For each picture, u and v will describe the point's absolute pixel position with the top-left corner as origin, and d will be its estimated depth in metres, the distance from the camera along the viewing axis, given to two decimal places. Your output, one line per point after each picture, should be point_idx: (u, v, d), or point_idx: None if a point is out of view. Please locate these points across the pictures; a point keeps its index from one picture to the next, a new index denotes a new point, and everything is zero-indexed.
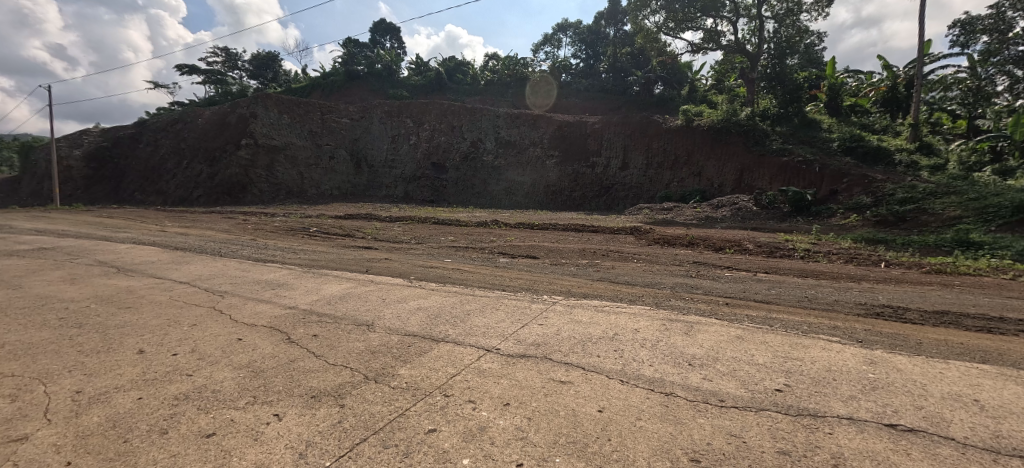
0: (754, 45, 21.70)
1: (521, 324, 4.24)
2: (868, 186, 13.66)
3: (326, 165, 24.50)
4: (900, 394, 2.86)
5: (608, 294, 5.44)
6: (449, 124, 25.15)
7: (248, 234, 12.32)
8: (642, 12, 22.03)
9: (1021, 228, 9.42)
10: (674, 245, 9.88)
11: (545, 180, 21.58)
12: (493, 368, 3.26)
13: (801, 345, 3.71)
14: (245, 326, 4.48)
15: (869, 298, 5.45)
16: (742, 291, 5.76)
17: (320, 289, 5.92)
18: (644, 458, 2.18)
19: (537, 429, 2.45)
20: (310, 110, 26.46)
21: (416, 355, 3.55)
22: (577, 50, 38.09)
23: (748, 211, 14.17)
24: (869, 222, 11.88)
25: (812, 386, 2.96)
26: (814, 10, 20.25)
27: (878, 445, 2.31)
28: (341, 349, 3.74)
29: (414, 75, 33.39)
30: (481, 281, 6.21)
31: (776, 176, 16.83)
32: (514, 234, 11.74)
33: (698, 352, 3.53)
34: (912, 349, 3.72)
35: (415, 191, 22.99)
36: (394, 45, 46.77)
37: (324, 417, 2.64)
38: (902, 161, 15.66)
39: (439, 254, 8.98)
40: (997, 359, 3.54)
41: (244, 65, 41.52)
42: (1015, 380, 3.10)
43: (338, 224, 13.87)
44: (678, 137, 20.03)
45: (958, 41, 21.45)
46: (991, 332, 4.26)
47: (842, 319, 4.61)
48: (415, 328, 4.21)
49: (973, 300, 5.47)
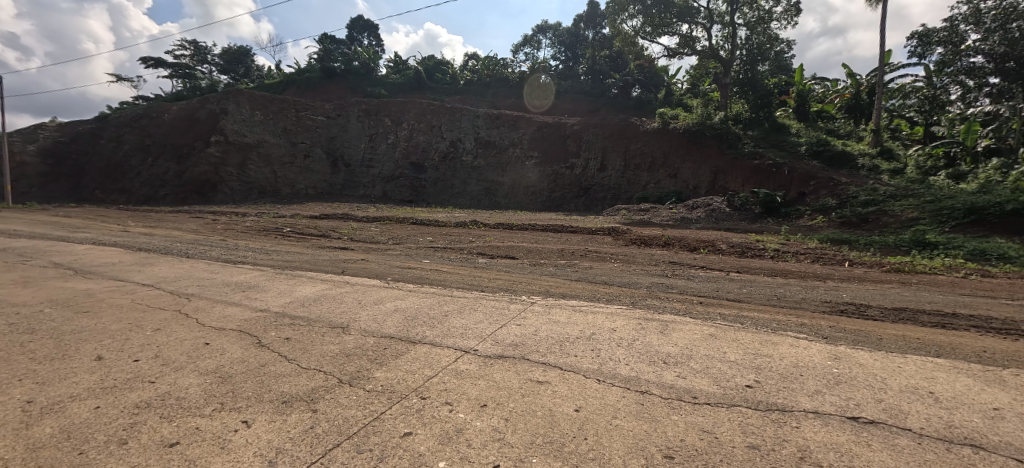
0: (727, 50, 22.32)
1: (499, 324, 4.24)
2: (834, 189, 14.26)
3: (301, 164, 23.90)
4: (862, 388, 2.99)
5: (586, 294, 5.49)
6: (428, 124, 24.97)
7: (218, 234, 11.93)
8: (620, 17, 22.40)
9: (972, 230, 10.00)
10: (650, 245, 10.06)
11: (525, 180, 21.63)
12: (470, 369, 3.24)
13: (769, 342, 3.83)
14: (212, 330, 4.31)
15: (834, 296, 5.68)
16: (715, 290, 5.91)
17: (293, 291, 5.76)
18: (620, 456, 2.20)
19: (514, 429, 2.45)
20: (284, 107, 25.83)
21: (393, 357, 3.49)
22: (556, 52, 38.42)
23: (721, 211, 14.57)
24: (834, 223, 12.39)
25: (781, 382, 3.05)
26: (783, 18, 20.98)
27: (841, 437, 2.40)
28: (314, 353, 3.65)
29: (392, 74, 33.00)
30: (459, 281, 6.19)
31: (748, 178, 17.33)
32: (494, 234, 11.76)
33: (673, 350, 3.59)
34: (874, 344, 3.89)
35: (394, 190, 22.67)
36: (372, 42, 46.06)
37: (295, 423, 2.57)
38: (865, 165, 16.37)
39: (417, 254, 8.89)
40: (950, 353, 3.74)
41: (214, 59, 40.10)
42: (967, 373, 3.28)
43: (313, 224, 13.58)
44: (655, 140, 20.44)
45: (916, 51, 22.57)
46: (945, 327, 4.50)
47: (809, 316, 4.79)
48: (392, 330, 4.14)
49: (929, 297, 5.77)
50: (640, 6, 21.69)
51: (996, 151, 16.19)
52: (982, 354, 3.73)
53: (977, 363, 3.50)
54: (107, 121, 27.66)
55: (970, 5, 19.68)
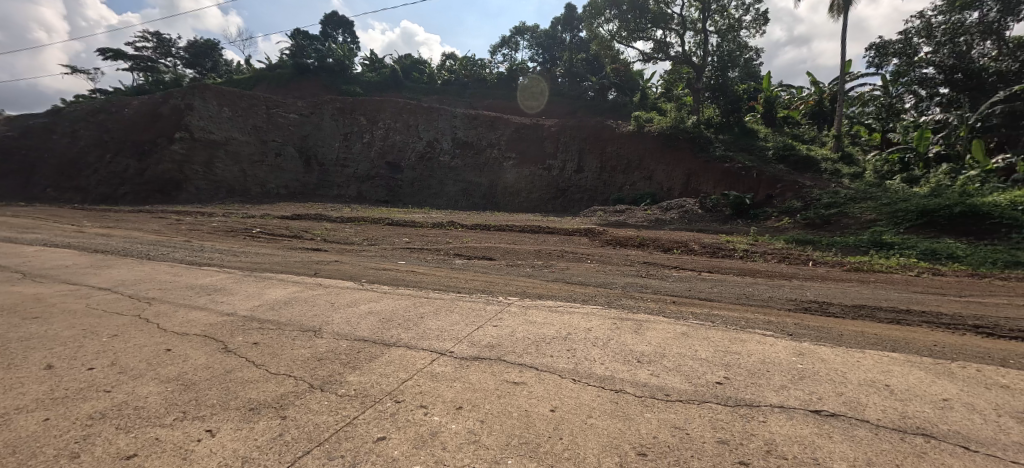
0: (699, 57, 22.89)
1: (476, 325, 4.22)
2: (799, 192, 14.86)
3: (272, 163, 23.15)
4: (825, 383, 3.12)
5: (563, 294, 5.54)
6: (405, 123, 24.67)
7: (182, 235, 11.46)
8: (597, 21, 22.77)
9: (924, 232, 10.62)
10: (626, 246, 10.22)
11: (502, 181, 21.63)
12: (446, 372, 3.21)
13: (739, 339, 3.96)
14: (174, 336, 4.12)
15: (798, 294, 5.92)
16: (687, 290, 6.05)
17: (262, 294, 5.57)
18: (595, 455, 2.22)
19: (490, 431, 2.44)
20: (254, 103, 25.06)
21: (367, 360, 3.42)
22: (534, 54, 38.66)
23: (694, 213, 14.97)
24: (799, 224, 12.88)
25: (749, 378, 3.16)
26: (752, 27, 21.71)
27: (805, 430, 2.50)
28: (284, 357, 3.54)
29: (368, 71, 32.37)
30: (435, 283, 6.11)
31: (720, 180, 17.81)
32: (471, 235, 11.71)
33: (646, 349, 3.67)
34: (835, 340, 4.07)
35: (369, 190, 22.26)
36: (347, 39, 45.17)
37: (263, 431, 2.48)
38: (828, 169, 17.16)
39: (393, 255, 8.75)
40: (902, 347, 3.96)
41: (178, 52, 38.48)
42: (920, 366, 3.47)
43: (285, 224, 13.20)
44: (630, 143, 20.82)
45: (873, 62, 23.81)
46: (900, 323, 4.76)
47: (776, 314, 4.99)
48: (366, 333, 4.06)
49: (886, 294, 6.10)
50: (616, 10, 22.08)
51: (946, 157, 17.14)
52: (932, 348, 3.96)
53: (928, 356, 3.71)
54: (61, 115, 26.15)
55: (922, 19, 20.92)
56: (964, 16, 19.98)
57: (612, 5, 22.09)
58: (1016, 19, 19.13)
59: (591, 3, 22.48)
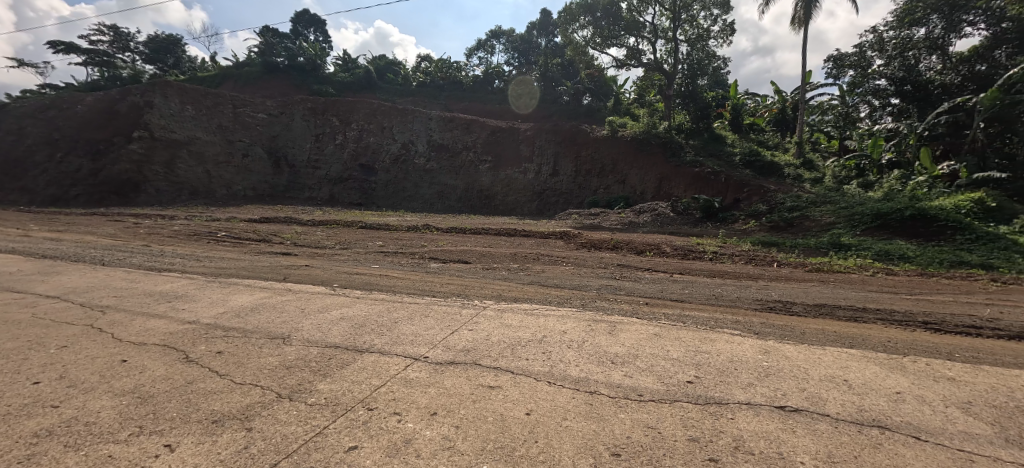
0: (670, 64, 23.53)
1: (451, 330, 4.18)
2: (764, 195, 15.47)
3: (238, 163, 22.34)
4: (789, 379, 3.25)
5: (538, 297, 5.56)
6: (379, 125, 24.32)
7: (140, 239, 10.89)
8: (572, 26, 23.15)
9: (878, 234, 11.27)
10: (600, 248, 10.36)
11: (478, 184, 21.59)
12: (420, 377, 3.16)
13: (709, 339, 4.08)
14: (131, 346, 3.90)
15: (764, 294, 6.15)
16: (660, 291, 6.21)
17: (227, 300, 5.36)
18: (570, 457, 2.24)
19: (465, 436, 2.42)
20: (220, 102, 24.14)
21: (338, 368, 3.34)
22: (510, 58, 38.85)
23: (666, 216, 15.37)
24: (764, 227, 13.40)
25: (718, 376, 3.25)
26: (720, 37, 22.46)
27: (771, 425, 2.59)
28: (250, 366, 3.41)
29: (341, 71, 31.57)
30: (410, 287, 6.03)
31: (690, 184, 18.29)
32: (446, 238, 11.61)
33: (620, 350, 3.72)
34: (799, 339, 4.23)
35: (342, 193, 21.83)
36: (319, 38, 44.14)
37: (226, 444, 2.37)
38: (790, 174, 17.96)
39: (366, 259, 8.57)
40: (860, 343, 4.17)
41: (138, 47, 36.72)
42: (876, 361, 3.66)
43: (252, 228, 12.73)
44: (604, 148, 21.17)
45: (831, 73, 25.04)
46: (857, 321, 5.02)
47: (744, 313, 5.17)
48: (338, 339, 3.96)
49: (844, 293, 6.43)
50: (590, 17, 22.50)
51: (896, 164, 18.18)
52: (887, 344, 4.18)
53: (883, 352, 3.92)
54: (5, 111, 24.48)
55: (875, 33, 22.14)
56: (912, 32, 21.24)
57: (586, 12, 22.53)
58: (959, 35, 20.33)
59: (566, 9, 22.89)
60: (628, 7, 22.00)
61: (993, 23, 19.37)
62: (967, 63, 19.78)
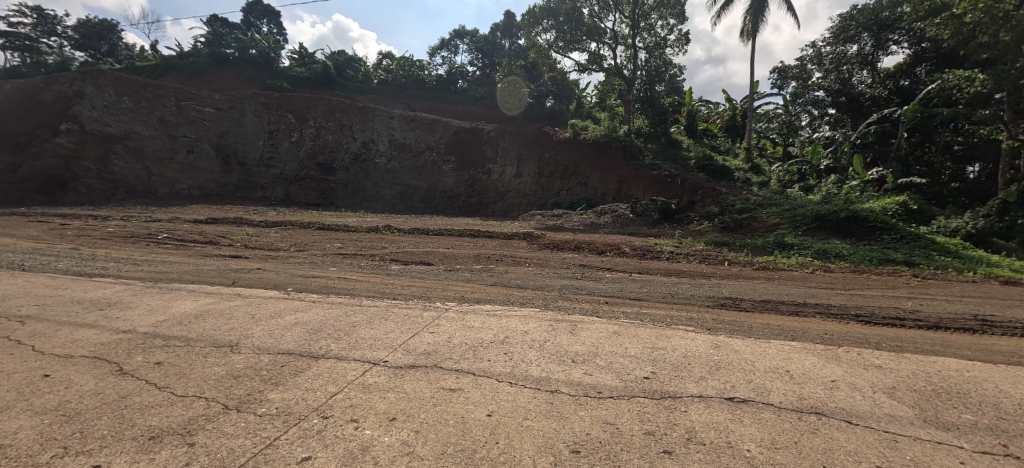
0: (630, 70, 24.18)
1: (412, 333, 4.11)
2: (716, 198, 16.27)
3: (182, 160, 20.90)
4: (736, 371, 3.43)
5: (500, 298, 5.57)
6: (338, 122, 23.54)
7: (68, 242, 9.95)
8: (535, 29, 23.42)
9: (817, 234, 12.15)
10: (563, 249, 10.50)
11: (441, 185, 21.38)
12: (379, 382, 3.08)
13: (665, 336, 4.23)
14: (55, 359, 3.55)
15: (716, 292, 6.47)
16: (620, 290, 6.38)
17: (168, 307, 4.99)
18: (530, 456, 2.26)
19: (425, 441, 2.38)
20: (161, 94, 22.46)
21: (291, 375, 3.19)
22: (474, 58, 38.67)
23: (625, 217, 15.84)
24: (716, 228, 14.07)
25: (673, 371, 3.38)
26: (675, 45, 23.38)
27: (721, 416, 2.73)
28: (194, 377, 3.20)
29: (297, 66, 30.20)
30: (369, 290, 5.86)
31: (648, 186, 18.92)
32: (407, 239, 11.39)
33: (580, 348, 3.80)
34: (746, 333, 4.49)
35: (298, 193, 20.98)
36: (272, 30, 42.07)
37: (166, 461, 2.22)
38: (740, 178, 19.01)
39: (323, 262, 8.27)
40: (802, 336, 4.47)
41: (66, 31, 33.54)
42: (814, 352, 3.94)
43: (197, 229, 11.93)
44: (567, 150, 21.51)
45: (776, 83, 26.69)
46: (799, 315, 5.39)
47: (698, 310, 5.43)
48: (291, 345, 3.79)
49: (786, 290, 6.87)
50: (553, 21, 22.82)
51: (833, 169, 19.65)
52: (824, 336, 4.52)
53: (821, 343, 4.22)
54: None
55: (814, 48, 23.86)
56: (846, 48, 22.98)
57: (550, 16, 22.83)
58: (886, 53, 21.99)
59: (530, 12, 23.13)
60: (589, 13, 22.46)
61: (914, 43, 20.97)
62: (892, 78, 21.62)
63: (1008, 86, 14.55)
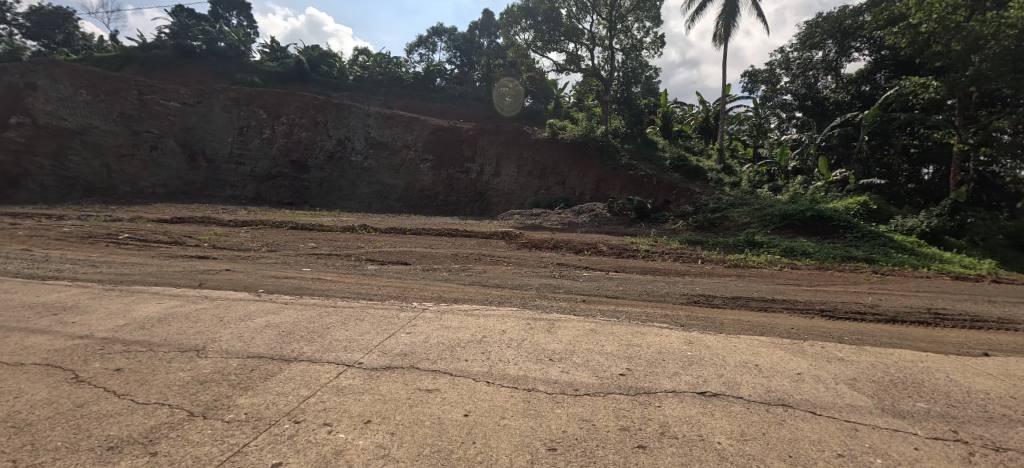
0: (607, 71, 24.46)
1: (388, 334, 4.04)
2: (690, 198, 16.67)
3: (145, 157, 19.96)
4: (709, 366, 3.53)
5: (478, 298, 5.55)
6: (312, 119, 22.98)
7: (18, 243, 9.35)
8: (513, 29, 23.45)
9: (785, 232, 12.62)
10: (541, 248, 10.55)
11: (418, 184, 21.15)
12: (354, 385, 3.03)
13: (640, 332, 4.32)
14: (2, 367, 3.33)
15: (690, 289, 6.64)
16: (596, 289, 6.47)
17: (129, 311, 4.76)
18: (507, 455, 2.27)
19: (401, 443, 2.35)
20: (122, 87, 21.40)
21: (261, 379, 3.10)
22: (452, 56, 38.38)
23: (603, 217, 16.05)
24: (690, 227, 14.42)
25: (647, 367, 3.45)
26: (651, 48, 23.80)
27: (693, 410, 2.80)
28: (156, 384, 3.05)
29: (268, 60, 29.27)
30: (344, 290, 5.74)
31: (625, 186, 19.22)
32: (384, 239, 11.24)
33: (557, 347, 3.83)
34: (718, 328, 4.63)
35: (270, 191, 20.36)
36: (242, 22, 40.57)
37: None
38: (713, 178, 19.54)
39: (296, 262, 8.06)
40: (771, 331, 4.63)
41: (15, 19, 31.45)
42: (782, 347, 4.09)
43: (161, 229, 11.42)
44: (545, 150, 21.62)
45: (747, 87, 27.53)
46: (767, 310, 5.61)
47: (673, 307, 5.57)
48: (261, 349, 3.67)
49: (756, 287, 7.11)
50: (531, 21, 22.87)
51: (800, 170, 20.44)
52: (791, 330, 4.70)
53: (788, 338, 4.39)
54: None
55: (782, 54, 24.73)
56: (812, 54, 23.89)
57: (528, 16, 22.86)
58: (849, 59, 22.95)
59: (508, 12, 23.14)
60: (567, 14, 22.60)
61: (875, 50, 21.94)
62: (854, 83, 22.60)
63: (958, 94, 15.46)
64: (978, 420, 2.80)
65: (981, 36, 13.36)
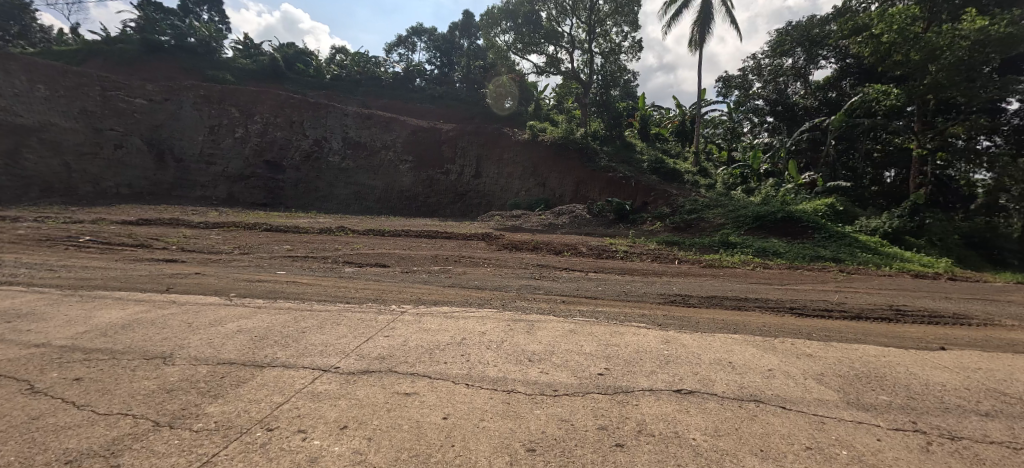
0: (586, 74, 24.71)
1: (365, 338, 3.98)
2: (668, 200, 17.01)
3: (108, 155, 19.06)
4: (684, 364, 3.61)
5: (458, 300, 5.51)
6: (287, 119, 22.47)
7: None
8: (493, 30, 23.47)
9: (758, 233, 13.02)
10: (521, 249, 10.60)
11: (398, 185, 20.89)
12: (330, 390, 2.97)
13: (618, 332, 4.38)
14: None
15: (667, 289, 6.78)
16: (575, 289, 6.54)
17: (90, 318, 4.53)
18: (486, 457, 2.27)
19: (378, 448, 2.32)
20: (83, 82, 20.40)
21: (232, 387, 3.00)
22: (431, 57, 38.16)
23: (583, 218, 16.22)
24: (668, 228, 14.72)
25: (625, 366, 3.50)
26: (629, 52, 24.19)
27: (669, 408, 2.86)
28: (119, 393, 2.92)
29: (241, 57, 28.44)
30: (321, 294, 5.63)
31: (604, 188, 19.47)
32: (362, 241, 11.06)
33: (537, 348, 3.84)
34: (693, 327, 4.74)
35: (243, 192, 19.73)
36: (213, 17, 39.21)
37: None
38: (689, 181, 20.00)
39: (271, 265, 7.85)
40: (745, 329, 4.77)
41: None
42: (754, 344, 4.21)
43: (126, 232, 10.95)
44: (525, 151, 21.70)
45: (721, 92, 28.30)
46: (740, 308, 5.78)
47: (650, 306, 5.68)
48: (232, 354, 3.56)
49: (731, 286, 7.31)
50: (511, 23, 22.94)
51: (771, 173, 21.11)
52: (763, 328, 4.85)
53: (760, 336, 4.52)
54: None
55: (754, 60, 25.53)
56: (782, 61, 24.75)
57: (508, 17, 22.93)
58: (816, 67, 23.85)
59: (489, 13, 23.17)
60: (547, 17, 22.76)
61: (840, 58, 22.87)
62: (822, 90, 23.50)
63: (917, 101, 16.28)
64: (934, 411, 2.96)
65: (937, 46, 14.12)
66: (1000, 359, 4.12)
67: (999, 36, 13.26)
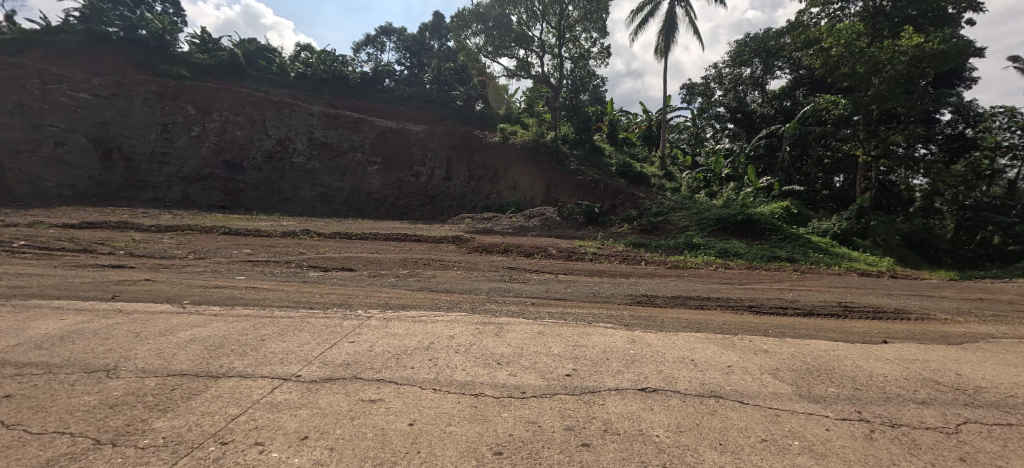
0: (556, 78, 25.03)
1: (330, 343, 3.88)
2: (635, 202, 17.45)
3: (47, 153, 17.65)
4: (649, 363, 3.71)
5: (427, 303, 5.45)
6: (249, 117, 21.65)
7: None
8: (464, 32, 23.45)
9: (719, 234, 13.56)
10: (492, 252, 10.58)
11: (366, 187, 20.42)
12: (290, 399, 2.86)
13: (586, 333, 4.45)
14: None
15: (634, 290, 6.95)
16: (545, 291, 6.60)
17: (23, 329, 4.18)
18: (451, 461, 2.26)
19: (341, 458, 2.26)
20: (17, 74, 18.84)
21: (183, 400, 2.84)
22: (401, 57, 37.67)
23: (553, 220, 16.39)
24: (636, 229, 15.11)
25: (592, 367, 3.56)
26: (598, 58, 24.69)
27: (635, 407, 2.92)
28: (55, 410, 2.71)
29: (198, 52, 27.09)
30: (282, 299, 5.43)
31: (574, 191, 19.76)
32: (328, 244, 10.74)
33: (505, 351, 3.84)
34: (659, 327, 4.88)
35: (200, 193, 18.74)
36: (167, 8, 37.06)
37: None
38: (656, 184, 20.60)
39: (229, 270, 7.49)
40: (707, 327, 4.95)
41: None
42: (715, 342, 4.38)
43: (68, 236, 10.18)
44: (496, 154, 21.74)
45: (686, 98, 29.32)
46: (704, 307, 6.00)
47: (617, 307, 5.81)
48: (184, 365, 3.37)
49: (695, 286, 7.58)
50: (482, 25, 22.95)
51: (732, 177, 21.97)
52: (726, 326, 5.04)
53: (721, 333, 4.71)
54: None
55: (715, 69, 26.66)
56: (741, 70, 25.94)
57: (478, 20, 22.94)
58: (772, 77, 25.10)
59: (459, 15, 23.14)
60: (518, 21, 22.92)
61: (794, 69, 24.15)
62: (778, 98, 24.69)
63: (862, 111, 17.41)
64: (877, 401, 3.16)
65: (880, 60, 15.17)
66: (936, 350, 4.46)
67: (932, 52, 14.42)
